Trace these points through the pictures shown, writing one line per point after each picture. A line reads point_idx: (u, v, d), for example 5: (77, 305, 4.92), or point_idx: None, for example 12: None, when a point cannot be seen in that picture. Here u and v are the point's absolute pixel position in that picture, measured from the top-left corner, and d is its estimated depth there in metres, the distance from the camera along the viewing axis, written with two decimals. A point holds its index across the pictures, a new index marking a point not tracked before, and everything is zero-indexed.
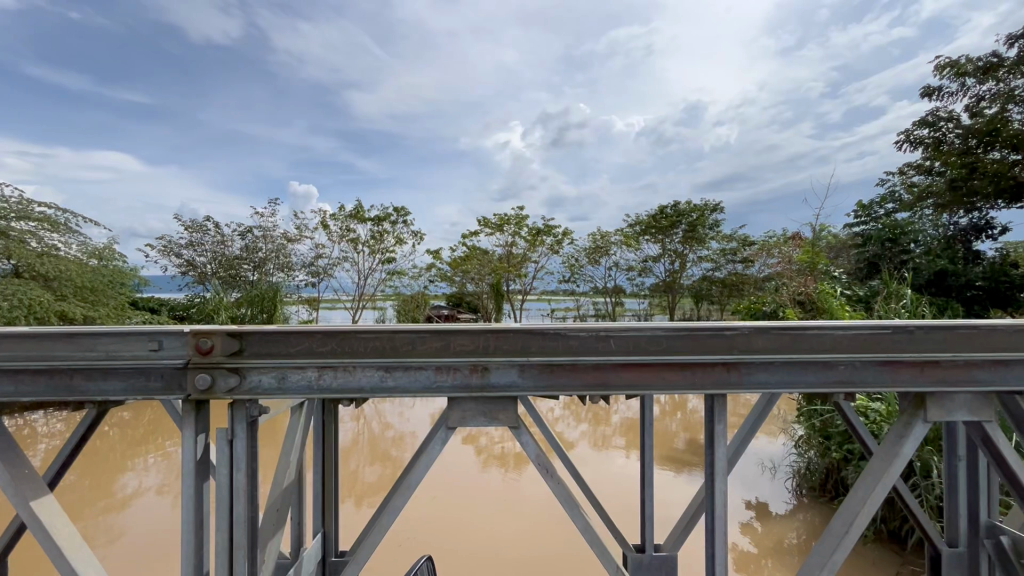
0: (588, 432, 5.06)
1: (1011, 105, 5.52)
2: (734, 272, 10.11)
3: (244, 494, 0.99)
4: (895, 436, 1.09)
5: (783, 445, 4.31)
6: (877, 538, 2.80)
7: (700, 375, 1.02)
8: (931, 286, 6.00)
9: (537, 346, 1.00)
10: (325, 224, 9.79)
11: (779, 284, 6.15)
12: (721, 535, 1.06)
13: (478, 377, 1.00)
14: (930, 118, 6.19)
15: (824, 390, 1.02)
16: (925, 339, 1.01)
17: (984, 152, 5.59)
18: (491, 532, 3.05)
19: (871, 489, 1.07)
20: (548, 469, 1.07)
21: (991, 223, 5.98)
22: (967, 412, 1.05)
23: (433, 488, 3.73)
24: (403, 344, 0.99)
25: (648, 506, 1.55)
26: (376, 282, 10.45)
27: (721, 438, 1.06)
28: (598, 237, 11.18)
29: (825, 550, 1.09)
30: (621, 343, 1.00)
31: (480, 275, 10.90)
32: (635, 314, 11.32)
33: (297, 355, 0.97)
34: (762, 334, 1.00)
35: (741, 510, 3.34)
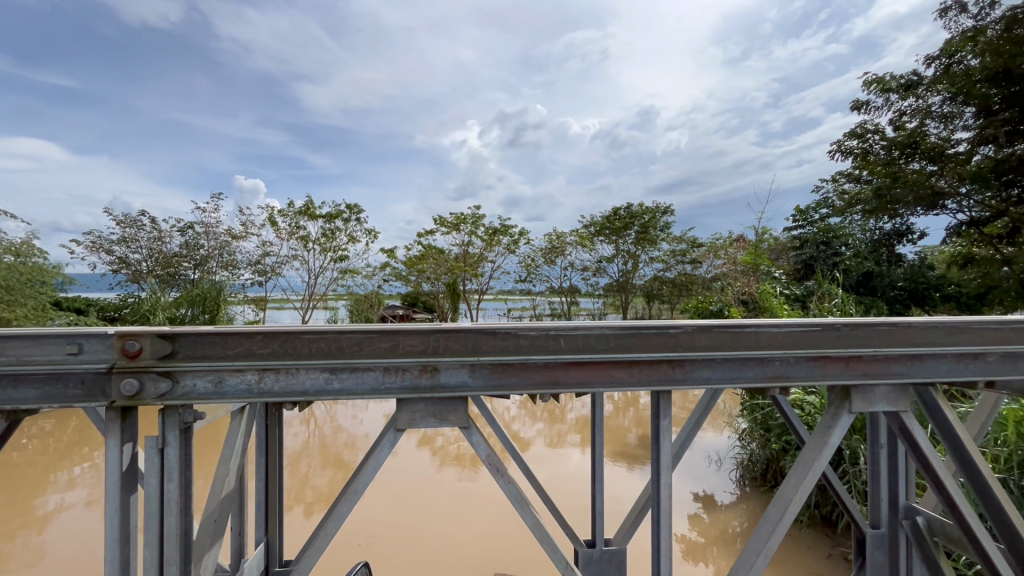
0: (544, 430, 5.11)
1: (928, 120, 6.11)
2: (684, 272, 10.51)
3: (177, 505, 0.94)
4: (824, 425, 1.16)
5: (728, 437, 4.53)
6: (811, 522, 2.97)
7: (647, 372, 1.05)
8: (859, 286, 6.49)
9: (486, 345, 0.99)
10: (273, 221, 9.44)
11: (725, 284, 6.47)
12: (667, 529, 1.08)
13: (428, 377, 0.99)
14: (859, 130, 6.68)
15: (759, 384, 1.08)
16: (852, 336, 1.08)
17: (906, 163, 6.20)
18: (449, 532, 3.05)
19: (802, 476, 1.14)
20: (499, 468, 1.06)
21: (911, 229, 6.43)
22: (886, 402, 1.14)
23: (387, 489, 3.69)
24: (350, 345, 0.96)
25: (599, 502, 1.56)
26: (328, 282, 10.23)
27: (666, 434, 1.09)
28: (554, 236, 11.35)
29: (762, 536, 1.15)
30: (570, 342, 1.01)
31: (437, 274, 10.87)
32: (589, 313, 11.59)
33: (235, 357, 0.93)
34: (703, 333, 1.04)
35: (689, 502, 3.46)
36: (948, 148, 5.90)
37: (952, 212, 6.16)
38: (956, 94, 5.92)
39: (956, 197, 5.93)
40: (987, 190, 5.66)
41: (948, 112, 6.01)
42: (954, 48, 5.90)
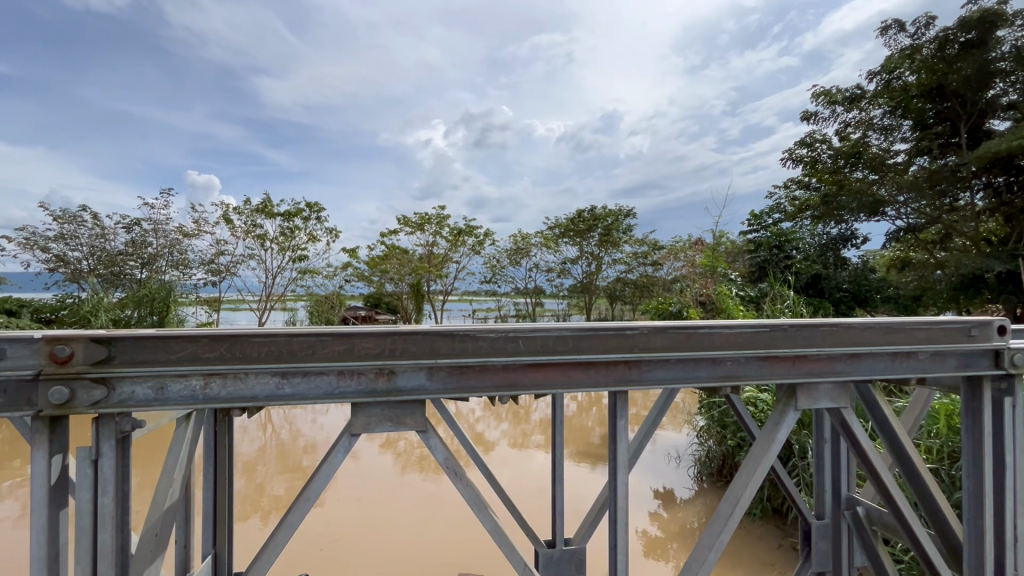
0: (508, 431, 5.12)
1: (871, 132, 6.53)
2: (646, 274, 10.75)
3: (112, 520, 0.88)
4: (772, 422, 1.21)
5: (687, 435, 4.64)
6: (764, 515, 3.08)
7: (604, 373, 1.06)
8: (808, 288, 6.58)
9: (444, 347, 0.98)
10: (227, 218, 9.11)
11: (684, 285, 6.67)
12: (623, 530, 1.10)
13: (384, 381, 0.97)
14: (808, 139, 7.02)
15: (711, 383, 1.11)
16: (797, 336, 1.12)
17: (851, 171, 6.61)
18: (412, 535, 3.01)
19: (751, 472, 1.18)
20: (457, 471, 1.05)
21: (855, 234, 6.79)
22: (828, 399, 1.21)
23: (347, 494, 3.61)
24: (303, 348, 0.93)
25: (559, 502, 1.56)
26: (286, 282, 9.98)
27: (623, 434, 1.11)
28: (519, 237, 11.43)
29: (714, 531, 1.18)
30: (529, 343, 1.01)
31: (400, 275, 10.82)
32: (554, 314, 11.74)
33: (178, 362, 0.88)
34: (659, 334, 1.06)
35: (649, 499, 3.53)
36: (887, 158, 6.33)
37: (891, 219, 6.56)
38: (895, 108, 6.34)
39: (895, 205, 6.35)
40: (922, 199, 6.08)
41: (888, 125, 6.42)
42: (893, 65, 6.21)
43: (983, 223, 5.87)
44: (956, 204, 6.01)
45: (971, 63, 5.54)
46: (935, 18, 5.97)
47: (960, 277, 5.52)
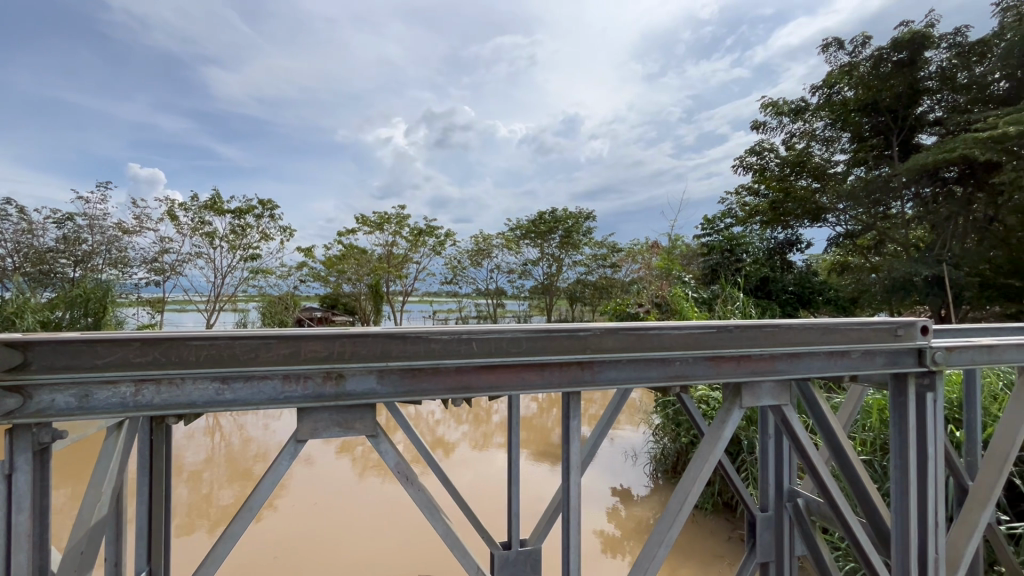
0: (469, 432, 5.10)
1: (813, 143, 6.87)
2: (605, 276, 10.94)
3: (28, 538, 0.82)
4: (718, 420, 1.26)
5: (643, 433, 4.76)
6: (716, 509, 3.19)
7: (558, 374, 1.07)
8: (757, 290, 6.94)
9: (396, 350, 0.96)
10: (172, 215, 8.67)
11: (641, 287, 6.89)
12: (575, 530, 1.10)
13: (332, 385, 0.94)
14: (757, 147, 7.34)
15: (661, 383, 1.13)
16: (743, 336, 1.16)
17: (796, 179, 6.93)
18: (371, 538, 2.99)
19: (698, 469, 1.22)
20: (408, 476, 1.04)
21: (800, 239, 7.13)
22: (770, 397, 1.26)
23: (299, 501, 3.49)
24: (245, 352, 0.89)
25: (515, 503, 1.56)
26: (237, 282, 9.64)
27: (575, 434, 1.12)
28: (481, 238, 11.45)
29: (664, 527, 1.21)
30: (483, 345, 1.00)
31: (358, 275, 10.78)
32: (515, 315, 11.84)
33: (106, 367, 0.83)
34: (611, 335, 1.08)
35: (607, 497, 3.62)
36: (828, 168, 6.72)
37: (832, 225, 6.98)
38: (835, 121, 6.69)
39: (835, 212, 6.78)
40: (859, 207, 6.50)
41: (829, 136, 6.79)
42: (833, 80, 6.57)
43: (912, 230, 6.36)
44: (889, 212, 6.47)
45: (902, 80, 6.05)
46: (870, 37, 6.38)
47: (891, 281, 5.91)
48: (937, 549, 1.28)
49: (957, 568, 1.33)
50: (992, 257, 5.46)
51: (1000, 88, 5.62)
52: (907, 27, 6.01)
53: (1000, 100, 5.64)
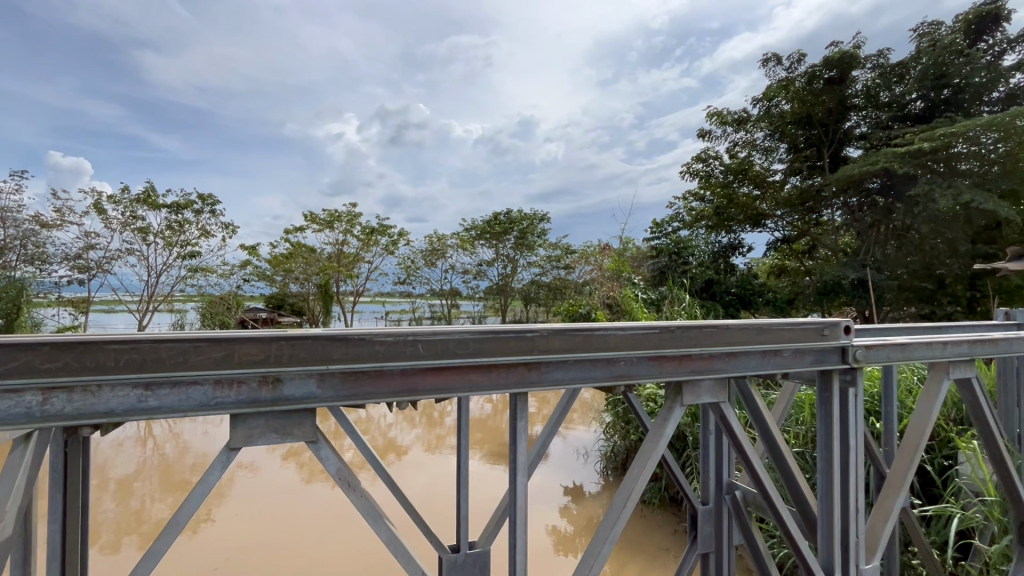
0: (422, 435, 5.03)
1: (754, 152, 7.26)
2: (559, 277, 11.06)
3: None
4: (661, 417, 1.29)
5: (594, 431, 4.86)
6: (663, 504, 3.28)
7: (505, 375, 1.07)
8: (703, 292, 7.03)
9: (338, 352, 0.93)
10: (99, 208, 8.07)
11: (594, 288, 7.07)
12: (522, 531, 1.10)
13: (269, 390, 0.90)
14: (703, 155, 7.66)
15: (606, 382, 1.16)
16: (684, 337, 1.21)
17: (739, 186, 7.29)
18: (319, 545, 2.89)
19: (642, 466, 1.25)
20: (350, 483, 1.00)
21: (742, 243, 7.49)
22: (709, 395, 1.31)
23: (241, 511, 3.33)
24: (172, 356, 0.83)
25: (463, 505, 1.54)
26: (173, 281, 9.11)
27: (522, 435, 1.12)
28: (435, 238, 11.35)
29: (609, 524, 1.23)
30: (429, 346, 0.99)
31: (307, 274, 10.44)
32: (469, 316, 11.79)
33: (8, 374, 0.76)
34: (558, 336, 1.09)
35: (560, 495, 3.67)
36: (767, 176, 7.12)
37: (770, 230, 7.41)
38: (774, 132, 7.06)
39: (773, 218, 7.25)
40: (795, 214, 6.99)
41: (768, 146, 7.17)
42: (772, 93, 6.96)
43: (840, 236, 6.88)
44: (821, 219, 6.96)
45: (833, 97, 6.45)
46: (805, 55, 6.81)
47: (823, 284, 6.34)
48: (858, 533, 1.38)
49: (875, 553, 1.43)
50: (908, 263, 5.92)
51: (916, 106, 6.20)
52: (837, 47, 6.46)
53: (916, 117, 6.21)
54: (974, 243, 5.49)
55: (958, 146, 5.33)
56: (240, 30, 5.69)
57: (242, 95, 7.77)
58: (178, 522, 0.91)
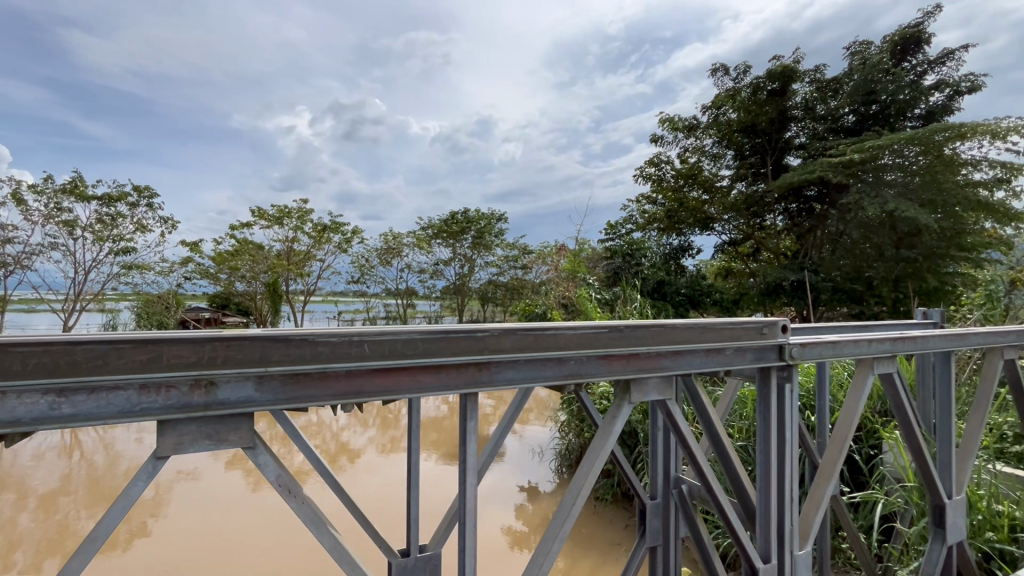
0: (375, 437, 4.92)
1: (703, 157, 7.55)
2: (516, 277, 11.06)
3: None
4: (610, 415, 1.32)
5: (549, 430, 4.90)
6: (616, 500, 3.33)
7: (454, 375, 1.06)
8: (654, 292, 7.22)
9: (277, 353, 0.88)
10: (18, 199, 7.43)
11: (550, 288, 7.16)
12: (472, 532, 1.09)
13: (201, 395, 0.85)
14: (656, 159, 7.88)
15: (556, 382, 1.16)
16: (632, 336, 1.23)
17: (689, 191, 7.57)
18: (267, 559, 2.74)
19: (592, 463, 1.27)
20: (290, 489, 0.96)
21: (691, 245, 7.75)
22: (656, 392, 1.34)
23: (177, 523, 3.14)
24: (91, 359, 0.77)
25: (414, 507, 1.51)
26: (103, 278, 8.53)
27: (472, 435, 1.11)
28: (390, 237, 11.15)
29: (559, 521, 1.24)
30: (375, 347, 0.96)
31: (254, 272, 10.01)
32: (425, 316, 11.65)
33: None
34: (509, 335, 1.08)
35: (515, 494, 3.69)
36: (715, 181, 7.44)
37: (718, 233, 7.66)
38: (721, 139, 7.37)
39: (720, 221, 7.53)
40: (740, 218, 7.31)
41: (715, 153, 7.48)
42: (720, 102, 7.26)
43: (781, 240, 7.23)
44: (764, 224, 7.30)
45: (775, 107, 6.84)
46: (750, 67, 7.14)
47: (766, 285, 6.68)
48: (792, 520, 1.45)
49: (808, 539, 1.51)
50: (841, 265, 6.30)
51: (847, 119, 6.62)
52: (778, 61, 6.83)
53: (847, 129, 6.64)
54: (899, 248, 5.90)
55: (884, 157, 5.77)
56: (181, 13, 5.37)
57: (183, 83, 7.35)
58: (95, 538, 0.84)
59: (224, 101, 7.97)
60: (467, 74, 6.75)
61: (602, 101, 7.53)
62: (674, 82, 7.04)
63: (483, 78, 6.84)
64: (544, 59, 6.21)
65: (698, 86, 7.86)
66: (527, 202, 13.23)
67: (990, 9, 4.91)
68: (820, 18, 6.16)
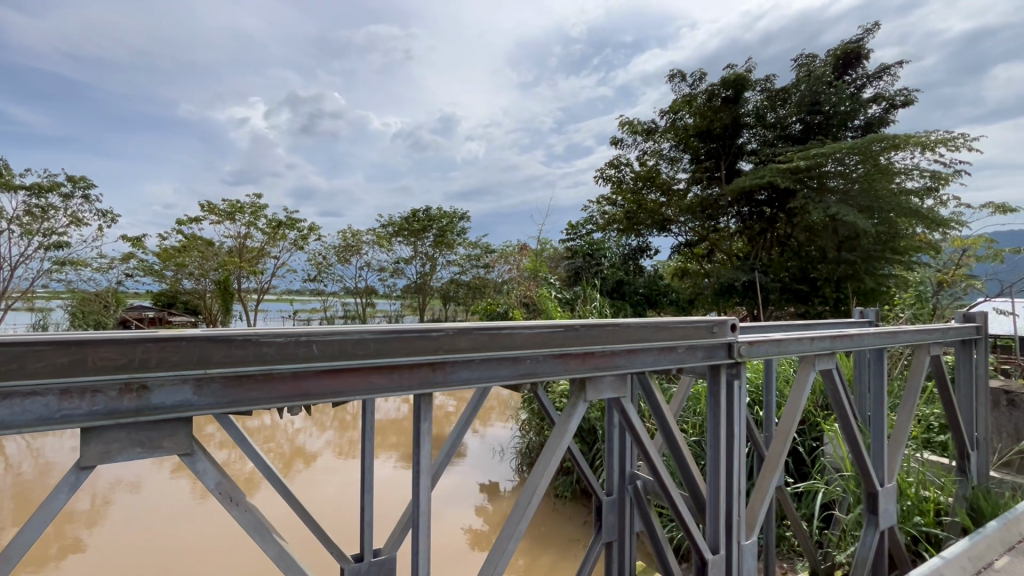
0: (333, 440, 4.79)
1: (661, 161, 7.77)
2: (478, 276, 11.01)
3: None
4: (567, 413, 1.33)
5: (509, 429, 4.90)
6: (575, 497, 3.37)
7: (407, 376, 1.04)
8: (614, 292, 7.36)
9: (218, 355, 0.84)
10: None
11: (511, 288, 7.18)
12: (424, 534, 1.07)
13: (132, 399, 0.79)
14: (616, 161, 8.05)
15: (512, 381, 1.16)
16: (587, 335, 1.24)
17: (648, 193, 7.78)
18: (213, 569, 2.61)
19: (548, 460, 1.27)
20: (232, 497, 0.92)
21: (650, 246, 7.96)
22: (611, 390, 1.36)
23: (114, 535, 2.95)
24: (4, 363, 0.71)
25: (368, 511, 1.47)
26: (33, 273, 8.12)
27: (426, 436, 1.09)
28: (350, 234, 10.89)
29: (515, 520, 1.23)
30: (324, 348, 0.93)
31: (203, 270, 9.53)
32: (385, 315, 11.46)
33: None
34: (464, 335, 1.07)
35: (475, 494, 3.67)
36: (672, 184, 7.67)
37: (675, 234, 7.90)
38: (679, 143, 7.61)
39: (677, 223, 7.76)
40: (696, 220, 7.55)
41: (673, 156, 7.71)
42: (676, 107, 7.49)
43: (734, 241, 7.52)
44: (718, 226, 7.56)
45: (728, 114, 7.12)
46: (706, 74, 7.41)
47: (719, 285, 6.92)
48: (739, 511, 1.50)
49: (754, 529, 1.57)
50: (788, 266, 6.70)
51: (795, 128, 6.93)
52: (731, 69, 7.11)
53: (795, 137, 6.94)
54: (840, 251, 6.21)
55: (828, 165, 6.09)
56: None
57: (124, 67, 6.93)
58: (10, 557, 0.77)
59: (171, 89, 7.58)
60: (429, 71, 6.68)
61: (564, 103, 7.61)
62: (634, 86, 7.21)
63: (446, 75, 6.78)
64: (507, 59, 6.22)
65: (657, 91, 8.08)
66: (490, 201, 13.22)
67: (922, 28, 5.27)
68: (770, 32, 6.46)
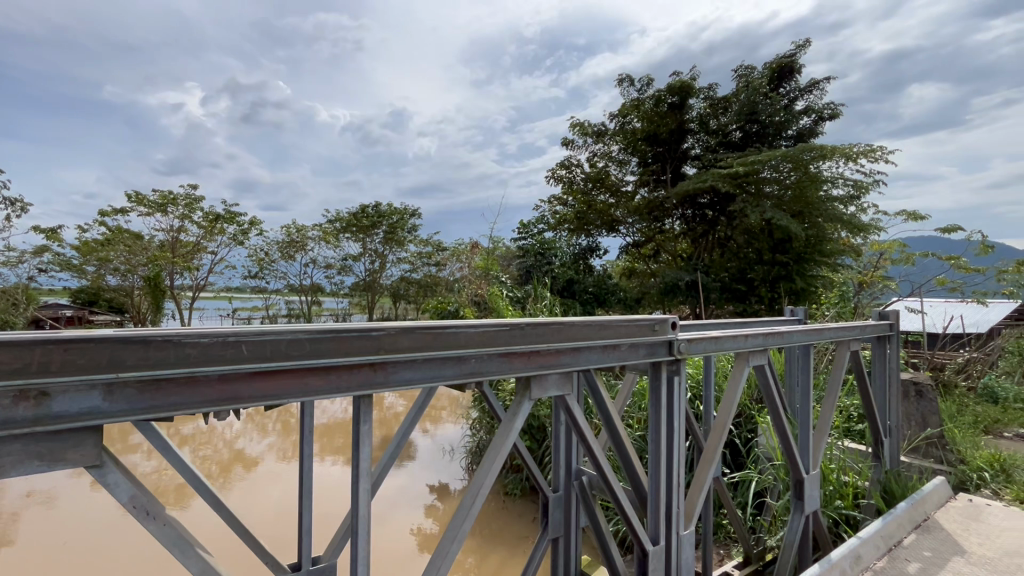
0: (275, 444, 4.58)
1: (610, 162, 7.96)
2: (429, 274, 10.88)
3: None
4: (512, 411, 1.33)
5: (460, 428, 4.86)
6: (525, 494, 3.39)
7: (346, 377, 1.00)
8: (564, 291, 7.47)
9: (132, 356, 0.77)
10: None
11: (463, 286, 7.12)
12: (363, 538, 1.04)
13: (30, 408, 0.72)
14: (567, 162, 8.17)
15: (456, 381, 1.15)
16: (532, 334, 1.25)
17: (598, 194, 7.95)
18: None
19: (492, 459, 1.27)
20: (149, 510, 0.86)
21: (599, 246, 8.12)
22: (556, 388, 1.38)
23: (21, 554, 2.69)
24: None
25: (306, 517, 1.41)
26: None
27: (366, 438, 1.06)
28: (294, 229, 10.46)
29: (458, 521, 1.22)
30: (255, 348, 0.88)
31: (131, 265, 8.83)
32: (332, 314, 11.11)
33: None
34: (406, 334, 1.05)
35: (424, 495, 3.61)
36: (620, 186, 7.88)
37: (623, 235, 8.13)
38: (627, 146, 7.82)
39: (625, 224, 7.98)
40: (643, 221, 7.79)
41: (621, 159, 7.91)
42: (625, 111, 7.69)
43: (678, 243, 7.81)
44: (664, 227, 7.84)
45: (673, 119, 7.38)
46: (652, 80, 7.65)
47: (665, 284, 7.13)
48: (678, 502, 1.55)
49: (692, 519, 1.63)
50: (728, 267, 7.03)
51: (735, 135, 7.28)
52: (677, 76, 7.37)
53: (735, 144, 7.29)
54: (774, 253, 6.59)
55: (764, 171, 6.44)
56: None
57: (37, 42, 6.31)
58: None
59: (93, 68, 6.98)
60: (380, 63, 6.51)
61: None
62: None
63: (398, 68, 6.62)
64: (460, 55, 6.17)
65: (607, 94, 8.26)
66: None
67: None
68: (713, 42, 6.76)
